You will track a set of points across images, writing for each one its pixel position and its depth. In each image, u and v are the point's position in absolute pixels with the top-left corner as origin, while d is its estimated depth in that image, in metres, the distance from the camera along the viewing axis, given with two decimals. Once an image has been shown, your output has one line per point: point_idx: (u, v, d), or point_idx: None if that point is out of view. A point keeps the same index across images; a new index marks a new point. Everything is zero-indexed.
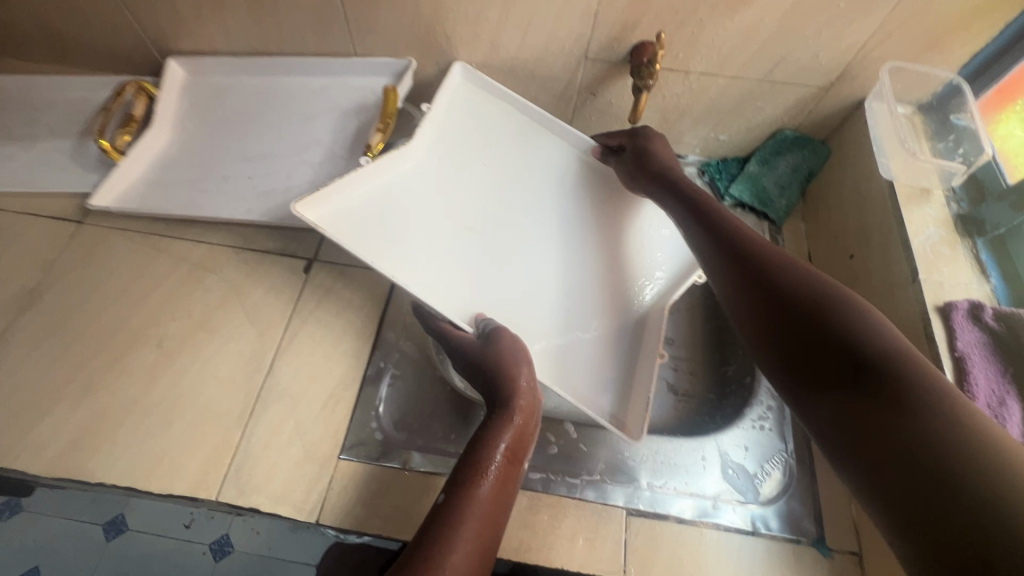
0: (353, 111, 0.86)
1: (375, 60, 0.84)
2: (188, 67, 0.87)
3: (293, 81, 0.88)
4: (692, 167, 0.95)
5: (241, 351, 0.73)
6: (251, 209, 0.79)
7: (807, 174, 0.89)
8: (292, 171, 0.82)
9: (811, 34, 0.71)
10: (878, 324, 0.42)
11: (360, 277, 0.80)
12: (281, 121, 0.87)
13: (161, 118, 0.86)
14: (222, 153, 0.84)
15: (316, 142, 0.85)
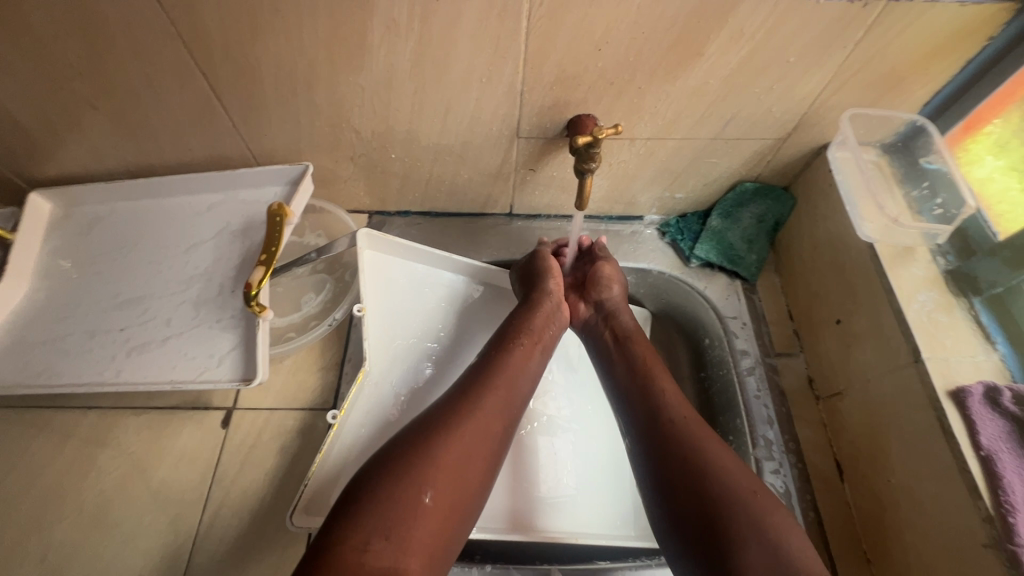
0: (246, 229, 0.75)
1: (262, 168, 0.74)
2: (54, 198, 0.77)
3: (176, 201, 0.78)
4: (651, 228, 0.87)
5: (148, 549, 0.60)
6: (126, 369, 0.65)
7: (773, 224, 0.82)
8: (173, 315, 0.69)
9: (761, 90, 0.64)
10: (737, 484, 0.52)
11: (290, 423, 0.67)
12: (162, 250, 0.75)
13: (20, 267, 0.74)
14: (92, 300, 0.72)
15: (202, 273, 0.72)
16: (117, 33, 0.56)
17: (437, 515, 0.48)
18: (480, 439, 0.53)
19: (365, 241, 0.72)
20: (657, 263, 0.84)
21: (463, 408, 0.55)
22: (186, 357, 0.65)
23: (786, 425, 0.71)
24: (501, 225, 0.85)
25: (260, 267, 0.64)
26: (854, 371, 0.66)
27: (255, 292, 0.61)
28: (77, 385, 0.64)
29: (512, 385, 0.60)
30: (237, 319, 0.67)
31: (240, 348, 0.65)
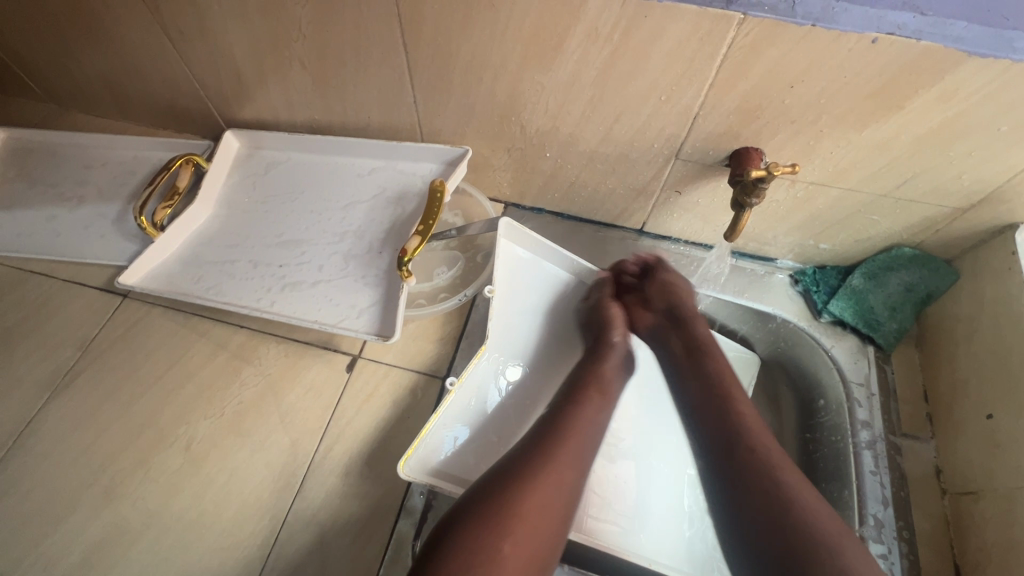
0: (398, 198, 0.82)
1: (426, 145, 0.80)
2: (244, 137, 0.87)
3: (341, 160, 0.86)
4: (783, 273, 0.83)
5: (270, 464, 0.66)
6: (280, 300, 0.73)
7: (924, 296, 0.76)
8: (324, 262, 0.76)
9: (954, 155, 0.60)
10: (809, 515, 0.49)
11: (405, 382, 0.72)
12: (322, 203, 0.83)
13: (207, 193, 0.84)
14: (258, 234, 0.80)
15: (354, 230, 0.79)
16: (346, 7, 0.62)
17: (516, 566, 0.47)
18: (557, 489, 0.53)
19: (504, 231, 0.76)
20: (783, 310, 0.81)
21: (539, 459, 0.54)
22: (330, 303, 0.72)
23: (902, 510, 0.66)
24: (630, 240, 0.86)
25: (417, 235, 0.70)
26: (1000, 476, 0.60)
27: (408, 257, 0.68)
28: (238, 306, 0.72)
29: (584, 440, 0.58)
30: (380, 278, 0.74)
31: (379, 305, 0.71)
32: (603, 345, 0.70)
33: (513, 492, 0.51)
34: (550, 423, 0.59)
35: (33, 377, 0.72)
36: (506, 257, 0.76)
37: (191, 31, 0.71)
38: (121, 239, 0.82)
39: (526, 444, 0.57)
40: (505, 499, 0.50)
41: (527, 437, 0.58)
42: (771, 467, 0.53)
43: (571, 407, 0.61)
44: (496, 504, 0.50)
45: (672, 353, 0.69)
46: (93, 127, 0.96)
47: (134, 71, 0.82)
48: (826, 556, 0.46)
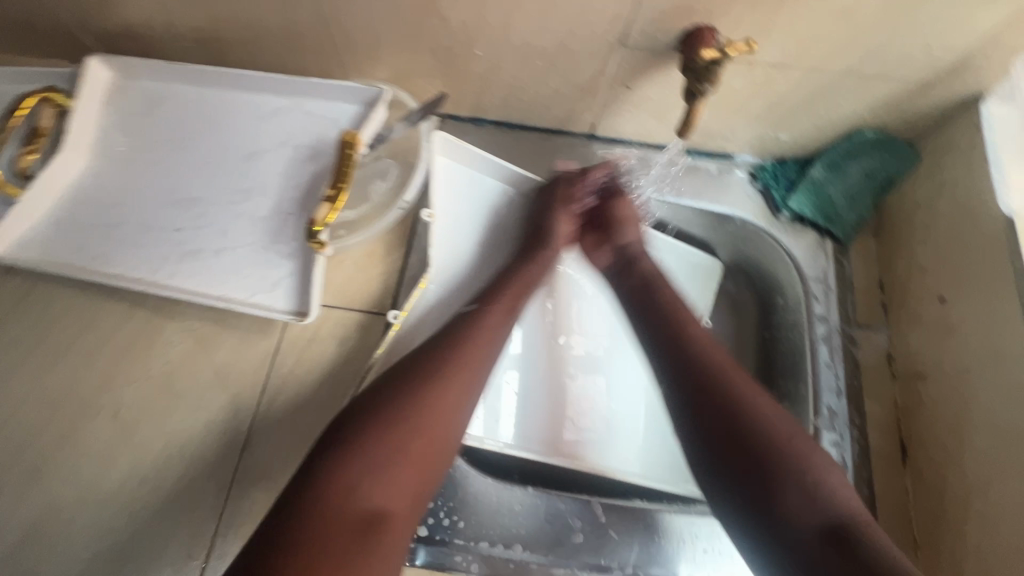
0: (311, 144, 0.71)
1: (340, 82, 0.70)
2: (113, 64, 0.72)
3: (239, 98, 0.74)
4: (743, 170, 0.78)
5: (211, 422, 0.62)
6: (183, 269, 0.65)
7: (885, 182, 0.72)
8: (229, 226, 0.68)
9: (927, 18, 0.53)
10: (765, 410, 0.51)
11: (347, 323, 0.67)
12: (222, 152, 0.72)
13: (77, 139, 0.72)
14: (148, 192, 0.70)
15: (260, 186, 0.70)
16: None
17: (404, 471, 0.47)
18: (455, 396, 0.51)
19: (439, 147, 0.68)
20: (742, 211, 0.77)
21: (450, 360, 0.52)
22: (238, 276, 0.65)
23: (854, 399, 0.67)
24: (579, 146, 0.78)
25: (326, 202, 0.62)
26: (951, 358, 0.61)
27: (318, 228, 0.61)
28: (131, 283, 0.64)
29: (486, 348, 0.55)
30: (294, 247, 0.66)
31: (295, 278, 0.65)
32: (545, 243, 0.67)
33: (420, 395, 0.49)
34: (469, 323, 0.56)
35: None
36: (448, 177, 0.70)
37: None
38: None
39: (434, 342, 0.54)
40: (399, 404, 0.49)
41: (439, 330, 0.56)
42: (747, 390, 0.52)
43: (477, 315, 0.57)
44: (414, 404, 0.49)
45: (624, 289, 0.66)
46: None
47: None
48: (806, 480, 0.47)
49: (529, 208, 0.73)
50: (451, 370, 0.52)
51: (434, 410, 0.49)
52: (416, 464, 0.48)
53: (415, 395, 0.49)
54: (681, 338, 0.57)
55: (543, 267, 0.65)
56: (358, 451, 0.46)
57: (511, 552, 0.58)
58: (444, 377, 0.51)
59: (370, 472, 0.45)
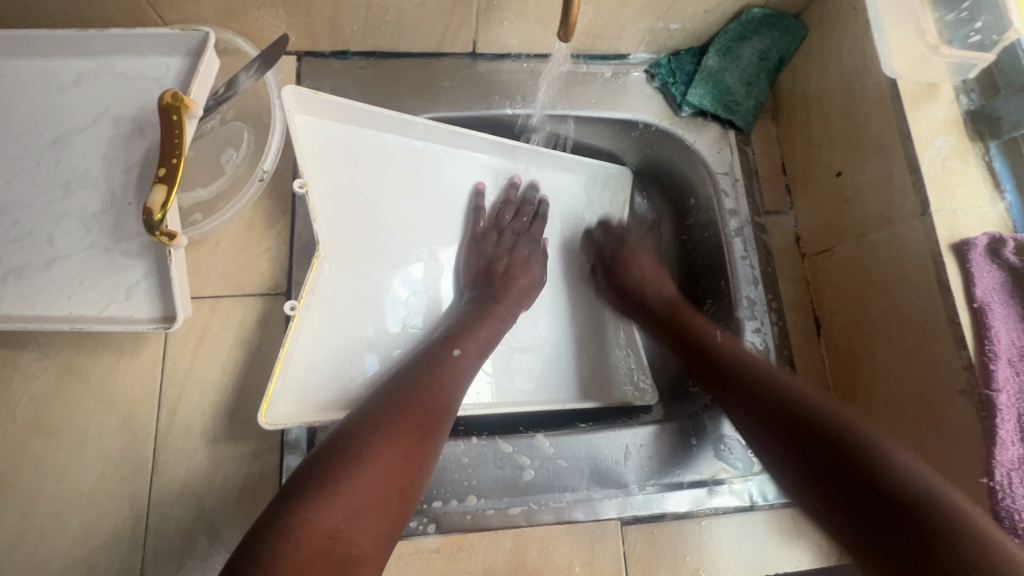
0: (134, 116, 0.59)
1: (152, 32, 0.57)
2: None
3: (21, 65, 0.58)
4: (639, 70, 0.74)
5: (106, 452, 0.55)
6: (8, 292, 0.54)
7: (777, 62, 0.71)
8: (54, 231, 0.56)
9: None
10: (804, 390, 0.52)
11: (240, 312, 0.60)
12: (14, 140, 0.57)
13: None
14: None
15: (80, 175, 0.57)
16: None
17: (368, 490, 0.41)
18: (422, 419, 0.47)
19: (292, 101, 0.58)
20: (644, 114, 0.73)
21: (413, 389, 0.50)
22: (83, 288, 0.55)
23: (769, 285, 0.69)
24: (463, 67, 0.70)
25: (159, 185, 0.49)
26: (851, 229, 0.63)
27: (159, 216, 0.49)
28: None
29: (449, 378, 0.53)
30: (142, 244, 0.56)
31: (155, 279, 0.56)
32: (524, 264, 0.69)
33: (380, 417, 0.46)
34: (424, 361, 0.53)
35: None
36: (313, 132, 0.61)
37: None
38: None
39: (396, 379, 0.52)
40: (362, 428, 0.44)
41: (401, 370, 0.53)
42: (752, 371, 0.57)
43: (436, 354, 0.55)
44: (373, 426, 0.45)
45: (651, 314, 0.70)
46: None
47: None
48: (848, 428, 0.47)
49: (472, 219, 0.70)
50: (439, 394, 0.50)
51: (426, 431, 0.47)
52: (381, 491, 0.41)
53: (382, 421, 0.45)
54: (719, 351, 0.61)
55: (501, 317, 0.63)
56: (350, 466, 0.41)
57: (466, 504, 0.58)
58: (404, 404, 0.47)
59: (365, 486, 0.41)
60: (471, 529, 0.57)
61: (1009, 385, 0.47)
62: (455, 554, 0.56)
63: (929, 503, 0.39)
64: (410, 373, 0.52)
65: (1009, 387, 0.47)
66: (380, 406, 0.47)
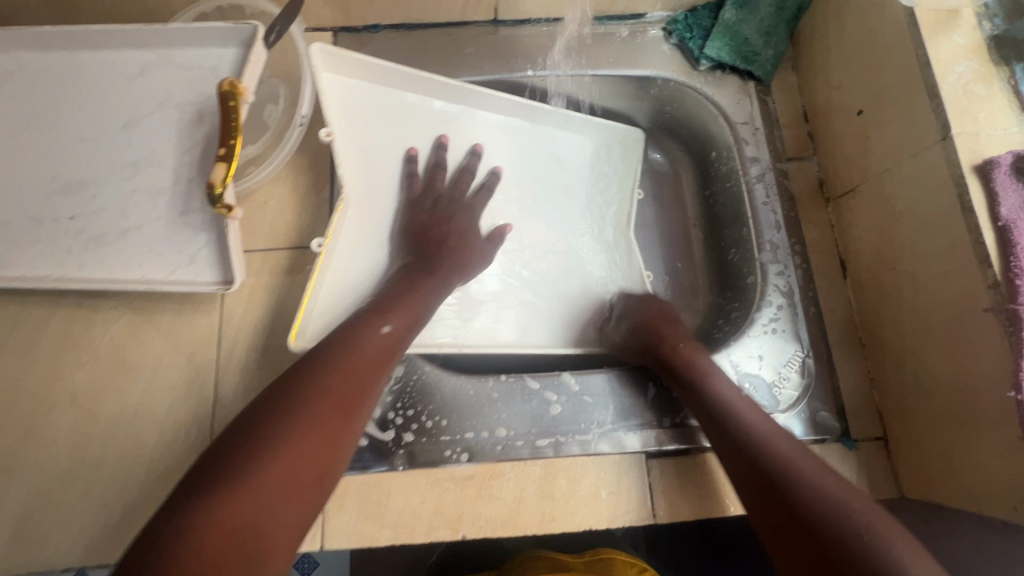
0: (193, 100, 0.65)
1: (207, 24, 0.63)
2: None
3: (101, 60, 0.66)
4: (656, 28, 0.76)
5: (174, 386, 0.61)
6: (88, 258, 0.61)
7: (796, 11, 0.72)
8: (127, 204, 0.63)
9: None
10: (776, 448, 0.50)
11: (289, 261, 0.66)
12: (96, 125, 0.65)
13: None
14: (25, 181, 0.63)
15: (148, 154, 0.64)
16: None
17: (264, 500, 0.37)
18: (336, 406, 0.44)
19: (320, 59, 0.62)
20: (663, 69, 0.75)
21: (318, 371, 0.46)
22: (153, 254, 0.62)
23: (793, 229, 0.70)
24: (486, 34, 0.74)
25: (219, 162, 0.55)
26: (873, 166, 0.63)
27: (220, 190, 0.55)
28: (44, 282, 0.60)
29: (376, 355, 0.50)
30: (205, 213, 0.62)
31: (214, 246, 0.62)
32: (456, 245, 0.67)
33: (284, 407, 0.42)
34: (348, 330, 0.51)
35: None
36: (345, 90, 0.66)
37: None
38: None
39: (301, 364, 0.47)
40: (267, 427, 0.40)
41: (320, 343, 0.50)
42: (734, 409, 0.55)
43: (355, 331, 0.51)
44: (274, 423, 0.41)
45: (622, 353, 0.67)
46: None
47: None
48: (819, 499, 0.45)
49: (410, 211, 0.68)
50: (370, 363, 0.49)
51: (350, 409, 0.45)
52: (285, 493, 0.38)
53: (284, 419, 0.41)
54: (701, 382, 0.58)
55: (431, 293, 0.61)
56: (255, 459, 0.38)
57: (496, 436, 0.61)
58: (308, 391, 0.44)
59: (277, 478, 0.38)
60: (501, 459, 0.60)
61: None
62: (488, 481, 0.59)
63: (828, 518, 0.43)
64: (332, 348, 0.49)
65: None
66: (297, 383, 0.44)
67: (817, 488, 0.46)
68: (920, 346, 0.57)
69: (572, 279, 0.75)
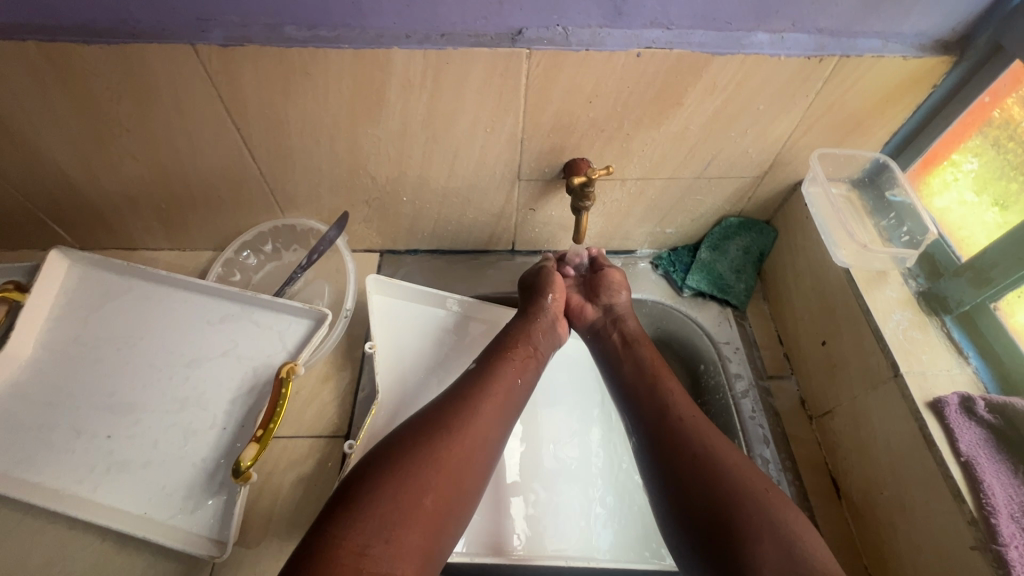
0: (254, 359, 0.73)
1: (291, 304, 0.74)
2: (73, 255, 0.76)
3: (191, 299, 0.76)
4: (645, 261, 0.92)
5: (171, 573, 0.63)
6: (108, 487, 0.65)
7: (759, 255, 0.87)
8: (160, 437, 0.68)
9: (737, 133, 0.71)
10: (738, 466, 0.54)
11: (308, 448, 0.72)
12: (163, 356, 0.73)
13: (27, 326, 0.73)
14: (82, 393, 0.70)
15: (197, 394, 0.71)
16: (165, 97, 0.63)
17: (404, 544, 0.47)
18: (462, 465, 0.54)
19: (376, 289, 0.80)
20: (652, 293, 0.89)
21: (440, 430, 0.55)
22: (164, 493, 0.65)
23: (781, 444, 0.74)
24: (504, 260, 0.91)
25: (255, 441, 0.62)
26: (842, 391, 0.70)
27: (246, 466, 0.61)
28: (57, 500, 0.63)
29: (499, 410, 0.60)
30: (221, 471, 0.66)
31: (220, 503, 0.65)
32: (535, 307, 0.74)
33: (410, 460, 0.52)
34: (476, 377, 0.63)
35: None
36: (391, 311, 0.80)
37: (1, 144, 0.68)
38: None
39: (441, 417, 0.57)
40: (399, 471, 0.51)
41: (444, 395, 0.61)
42: (699, 434, 0.57)
43: (481, 385, 0.62)
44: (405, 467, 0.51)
45: (606, 346, 0.73)
46: None
47: None
48: (758, 527, 0.49)
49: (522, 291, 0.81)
50: (483, 429, 0.58)
51: (464, 474, 0.54)
52: (417, 542, 0.48)
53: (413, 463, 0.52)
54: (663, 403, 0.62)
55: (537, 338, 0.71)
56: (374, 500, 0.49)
57: None
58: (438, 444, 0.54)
59: (403, 535, 0.47)
60: None
61: (1017, 539, 0.49)
62: None
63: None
64: (455, 411, 0.58)
65: (1017, 542, 0.49)
66: (417, 445, 0.53)
67: (768, 511, 0.50)
68: (917, 561, 0.58)
69: (573, 483, 0.79)
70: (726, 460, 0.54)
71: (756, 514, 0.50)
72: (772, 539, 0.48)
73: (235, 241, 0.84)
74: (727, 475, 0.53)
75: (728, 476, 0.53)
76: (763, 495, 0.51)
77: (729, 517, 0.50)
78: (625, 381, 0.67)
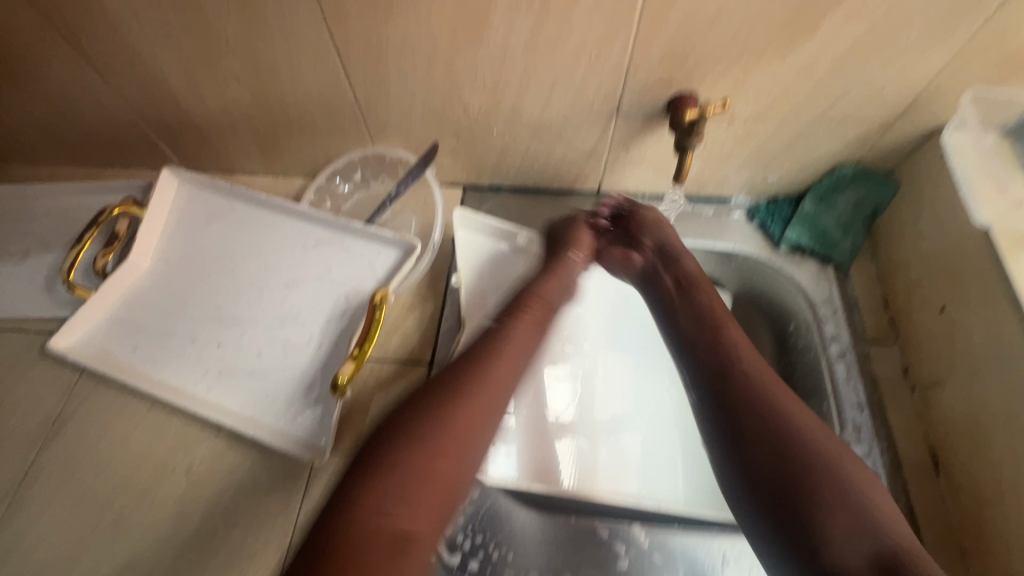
0: (345, 282, 0.76)
1: (381, 232, 0.77)
2: (182, 175, 0.81)
3: (287, 223, 0.80)
4: (739, 212, 0.86)
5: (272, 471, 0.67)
6: (218, 390, 0.71)
7: (872, 211, 0.79)
8: (263, 349, 0.73)
9: (877, 66, 0.63)
10: (800, 433, 0.52)
11: (394, 373, 0.74)
12: (263, 274, 0.78)
13: (143, 239, 0.79)
14: (194, 304, 0.76)
15: (294, 312, 0.75)
16: (272, 14, 0.63)
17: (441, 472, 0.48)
18: (495, 401, 0.55)
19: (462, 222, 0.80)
20: (743, 246, 0.84)
21: (477, 365, 0.57)
22: (267, 400, 0.70)
23: (877, 411, 0.70)
24: (588, 202, 0.87)
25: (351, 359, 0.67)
26: (959, 361, 0.65)
27: (344, 382, 0.65)
28: (175, 396, 0.70)
29: (520, 354, 0.60)
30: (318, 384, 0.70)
31: (315, 413, 0.69)
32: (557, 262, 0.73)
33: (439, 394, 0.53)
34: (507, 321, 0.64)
35: (23, 429, 0.70)
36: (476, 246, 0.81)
37: (122, 62, 0.71)
38: (66, 297, 0.78)
39: (475, 352, 0.59)
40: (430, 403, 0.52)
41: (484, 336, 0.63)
42: (766, 396, 0.55)
43: (506, 328, 0.63)
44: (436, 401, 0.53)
45: (661, 292, 0.73)
46: (33, 176, 0.92)
47: (66, 111, 0.80)
48: (823, 497, 0.48)
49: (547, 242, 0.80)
50: (512, 366, 0.58)
51: (490, 411, 0.54)
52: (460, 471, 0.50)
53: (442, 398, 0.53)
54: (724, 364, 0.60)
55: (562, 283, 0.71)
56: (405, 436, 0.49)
57: None
58: (472, 381, 0.55)
59: (441, 466, 0.48)
60: None
61: None
62: None
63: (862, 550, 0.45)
64: (475, 356, 0.58)
65: None
66: (437, 383, 0.55)
67: (830, 481, 0.48)
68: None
69: (647, 430, 0.78)
70: (780, 429, 0.53)
71: (811, 482, 0.49)
72: (845, 512, 0.47)
73: (326, 170, 0.86)
74: (782, 444, 0.52)
75: (781, 445, 0.52)
76: (835, 460, 0.50)
77: (791, 485, 0.49)
78: (683, 333, 0.67)
